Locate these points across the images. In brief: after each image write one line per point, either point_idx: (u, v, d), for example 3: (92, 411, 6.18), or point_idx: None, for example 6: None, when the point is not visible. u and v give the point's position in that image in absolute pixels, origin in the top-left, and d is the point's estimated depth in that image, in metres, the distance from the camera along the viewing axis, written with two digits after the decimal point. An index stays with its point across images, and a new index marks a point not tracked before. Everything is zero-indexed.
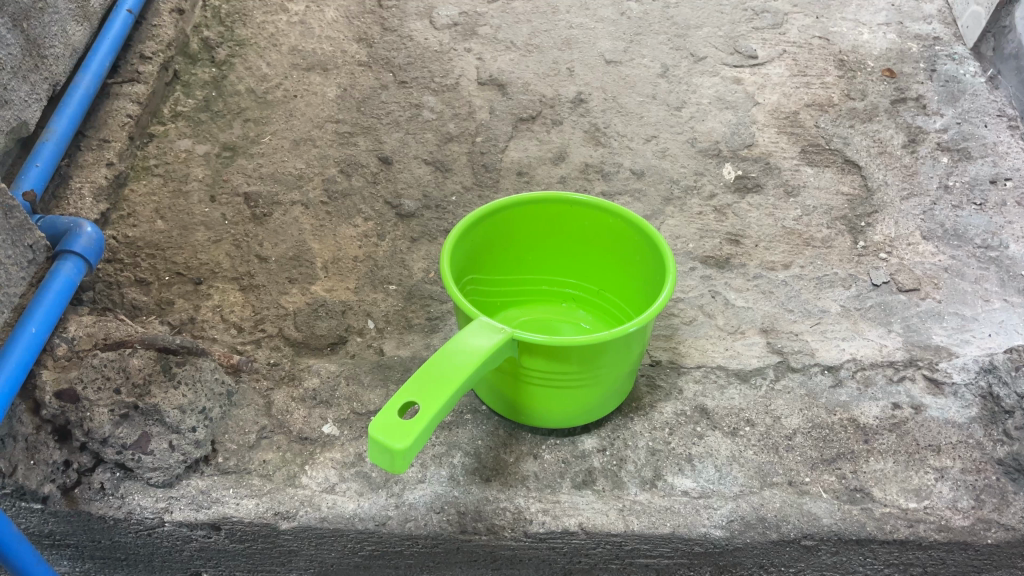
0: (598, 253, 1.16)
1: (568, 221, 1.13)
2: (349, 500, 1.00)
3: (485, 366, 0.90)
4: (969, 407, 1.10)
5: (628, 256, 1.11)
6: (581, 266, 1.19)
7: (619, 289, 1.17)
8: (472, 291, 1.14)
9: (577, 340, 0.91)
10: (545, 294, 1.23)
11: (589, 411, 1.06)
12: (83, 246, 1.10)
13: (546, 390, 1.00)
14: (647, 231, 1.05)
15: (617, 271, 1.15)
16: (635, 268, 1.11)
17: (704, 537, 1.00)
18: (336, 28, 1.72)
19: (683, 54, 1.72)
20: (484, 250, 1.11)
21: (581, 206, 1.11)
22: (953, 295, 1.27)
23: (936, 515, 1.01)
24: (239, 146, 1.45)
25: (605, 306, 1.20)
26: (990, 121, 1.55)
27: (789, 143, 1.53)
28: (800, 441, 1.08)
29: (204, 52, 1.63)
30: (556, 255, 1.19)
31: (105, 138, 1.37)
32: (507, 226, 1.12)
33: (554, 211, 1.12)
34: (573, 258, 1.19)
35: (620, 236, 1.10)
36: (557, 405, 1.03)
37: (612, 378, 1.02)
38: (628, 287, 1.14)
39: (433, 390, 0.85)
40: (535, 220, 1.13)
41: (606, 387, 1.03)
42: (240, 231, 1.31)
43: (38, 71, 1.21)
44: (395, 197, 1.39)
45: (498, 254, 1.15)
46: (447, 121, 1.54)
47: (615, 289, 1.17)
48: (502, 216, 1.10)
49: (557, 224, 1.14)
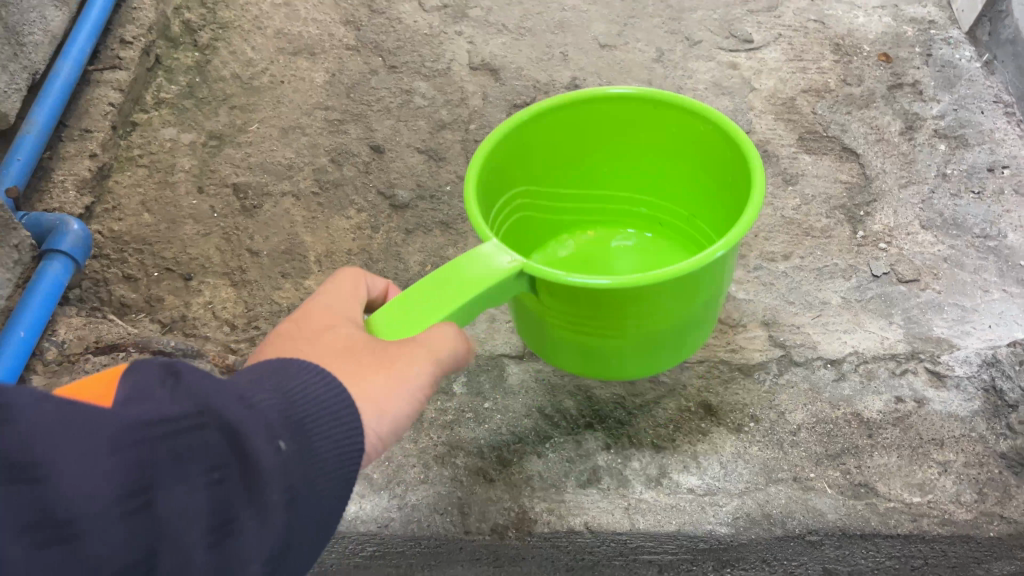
0: (697, 185, 1.08)
1: (644, 125, 1.06)
2: (350, 502, 1.03)
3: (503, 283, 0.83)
4: (972, 401, 1.11)
5: (713, 168, 1.02)
6: (649, 181, 1.14)
7: (694, 208, 1.12)
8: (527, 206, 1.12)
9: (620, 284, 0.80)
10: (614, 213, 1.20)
11: (635, 368, 0.98)
12: (70, 245, 1.08)
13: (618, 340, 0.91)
14: (750, 155, 0.92)
15: (693, 184, 1.09)
16: (716, 178, 1.03)
17: (710, 535, 1.00)
18: (322, 10, 1.66)
19: (678, 38, 1.68)
20: (548, 151, 1.07)
21: (677, 109, 1.01)
22: (952, 286, 1.26)
23: (939, 509, 1.02)
24: (225, 135, 1.41)
25: (676, 225, 1.17)
26: (986, 107, 1.54)
27: (786, 131, 1.51)
28: (804, 437, 1.08)
29: (186, 36, 1.57)
30: (626, 168, 1.14)
31: (87, 128, 1.35)
32: (591, 120, 1.06)
33: (631, 113, 1.05)
34: (642, 173, 1.14)
35: (703, 142, 1.01)
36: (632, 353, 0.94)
37: (666, 335, 0.92)
38: (709, 206, 1.08)
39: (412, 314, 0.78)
40: (608, 122, 1.07)
41: (660, 341, 0.94)
42: (230, 224, 1.28)
43: (17, 61, 1.21)
44: (388, 187, 1.35)
45: (561, 161, 1.10)
46: (439, 108, 1.49)
47: (687, 207, 1.13)
48: (562, 117, 1.05)
49: (654, 133, 1.07)
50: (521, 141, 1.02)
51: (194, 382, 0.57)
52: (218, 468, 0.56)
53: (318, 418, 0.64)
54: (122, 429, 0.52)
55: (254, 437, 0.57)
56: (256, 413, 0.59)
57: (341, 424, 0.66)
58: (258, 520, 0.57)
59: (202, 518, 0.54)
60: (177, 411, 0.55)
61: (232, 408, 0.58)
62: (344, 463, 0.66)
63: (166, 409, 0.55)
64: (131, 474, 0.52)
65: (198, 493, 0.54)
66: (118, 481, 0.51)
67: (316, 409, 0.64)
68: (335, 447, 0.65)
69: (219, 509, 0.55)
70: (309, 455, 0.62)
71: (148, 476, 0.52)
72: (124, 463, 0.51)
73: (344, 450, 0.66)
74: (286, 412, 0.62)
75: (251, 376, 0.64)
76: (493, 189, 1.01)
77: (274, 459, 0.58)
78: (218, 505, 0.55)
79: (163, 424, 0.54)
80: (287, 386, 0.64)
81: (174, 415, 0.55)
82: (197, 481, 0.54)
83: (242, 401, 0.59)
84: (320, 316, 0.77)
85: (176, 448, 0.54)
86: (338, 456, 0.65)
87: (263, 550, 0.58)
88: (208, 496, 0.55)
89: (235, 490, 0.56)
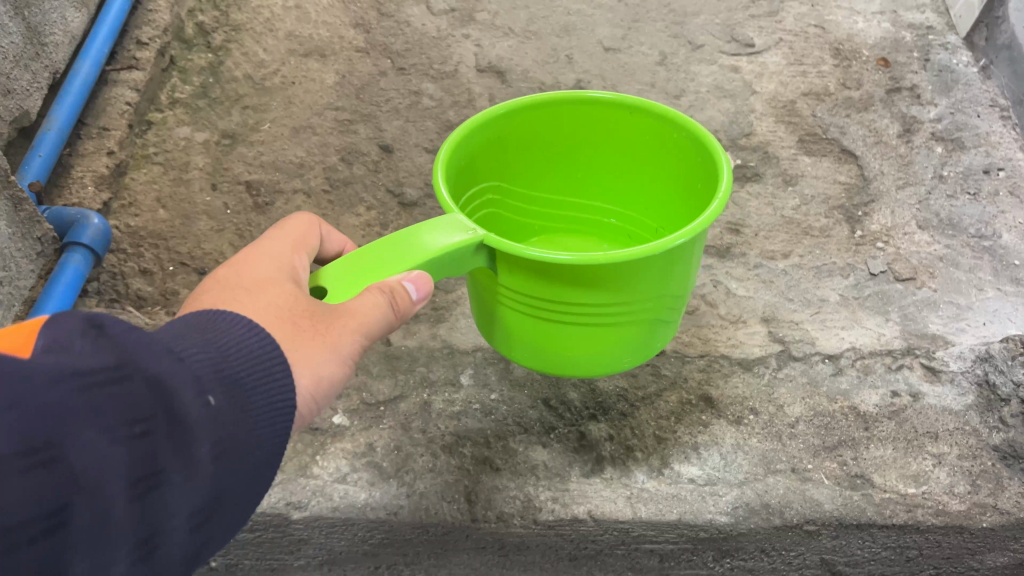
0: (668, 192, 1.07)
1: (620, 129, 1.06)
2: (360, 491, 1.04)
3: (454, 258, 0.81)
4: (965, 395, 1.14)
5: (687, 174, 1.01)
6: (622, 190, 1.13)
7: (664, 217, 1.10)
8: (496, 202, 1.10)
9: (577, 259, 0.78)
10: (586, 222, 1.19)
11: (602, 364, 0.96)
12: (90, 238, 1.14)
13: (570, 328, 0.89)
14: (716, 151, 0.92)
15: (666, 191, 1.08)
16: (688, 186, 1.02)
17: (710, 524, 1.02)
18: (332, 13, 1.69)
19: (681, 42, 1.72)
20: (520, 147, 1.06)
21: (645, 114, 1.01)
22: (948, 285, 1.29)
23: (933, 499, 1.05)
24: (238, 134, 1.44)
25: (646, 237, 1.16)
26: (983, 111, 1.58)
27: (786, 133, 1.54)
28: (803, 429, 1.11)
29: (200, 38, 1.61)
30: (599, 175, 1.13)
31: (105, 126, 1.39)
32: (567, 122, 1.06)
33: (606, 117, 1.05)
34: (616, 180, 1.12)
35: (679, 149, 1.01)
36: (586, 344, 0.92)
37: (615, 329, 0.90)
38: (681, 216, 1.06)
39: (356, 283, 0.80)
40: (584, 124, 1.06)
41: (615, 336, 0.92)
42: (242, 221, 1.31)
43: (39, 60, 1.25)
44: (396, 185, 1.38)
45: (536, 161, 1.09)
46: (447, 109, 1.53)
47: (657, 217, 1.12)
48: (539, 116, 1.04)
49: (624, 139, 1.07)
50: (496, 133, 1.01)
51: (113, 332, 0.56)
52: (138, 422, 0.53)
53: (245, 378, 0.62)
54: (28, 379, 0.49)
55: (180, 390, 0.56)
56: (185, 366, 0.58)
57: (275, 382, 0.65)
58: (184, 477, 0.56)
59: (125, 473, 0.52)
60: (98, 363, 0.53)
61: (157, 362, 0.56)
62: (278, 423, 0.65)
63: (85, 361, 0.53)
64: (39, 428, 0.49)
65: (122, 447, 0.52)
66: (25, 433, 0.48)
67: (249, 366, 0.63)
68: (269, 404, 0.64)
69: (141, 465, 0.53)
70: (240, 411, 0.61)
71: (64, 430, 0.50)
72: (36, 411, 0.49)
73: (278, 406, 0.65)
74: (219, 367, 0.61)
75: (179, 329, 0.63)
76: (458, 184, 0.99)
77: (202, 413, 0.57)
78: (140, 462, 0.53)
79: (74, 374, 0.51)
80: (225, 339, 0.63)
81: (94, 367, 0.53)
82: (120, 436, 0.52)
83: (169, 353, 0.58)
84: (260, 264, 0.78)
85: (91, 398, 0.52)
86: (274, 412, 0.64)
87: (187, 505, 0.56)
88: (129, 451, 0.52)
89: (160, 443, 0.54)
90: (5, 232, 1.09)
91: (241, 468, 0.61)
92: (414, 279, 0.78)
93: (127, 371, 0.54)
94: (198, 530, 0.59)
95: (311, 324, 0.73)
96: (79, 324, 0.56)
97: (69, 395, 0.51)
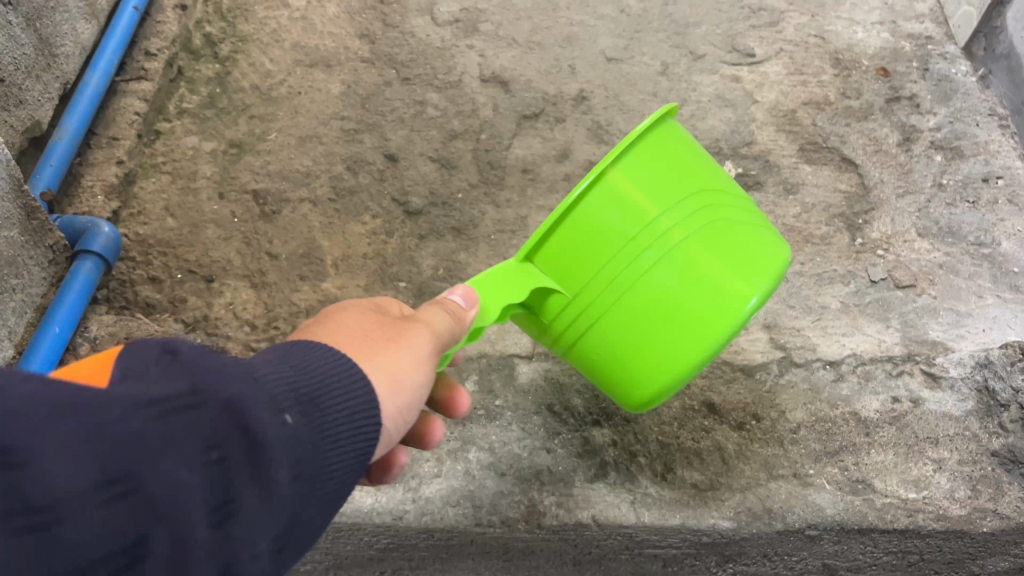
0: None
1: None
2: (366, 495, 1.05)
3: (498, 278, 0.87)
4: (966, 400, 1.17)
5: None
6: None
7: None
8: None
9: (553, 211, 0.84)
10: None
11: (711, 321, 0.87)
12: (101, 246, 1.16)
13: (636, 292, 0.86)
14: None
15: None
16: None
17: (713, 528, 1.05)
18: (338, 24, 1.67)
19: (682, 52, 1.71)
20: None
21: None
22: (947, 291, 1.31)
23: (934, 505, 1.09)
24: (245, 143, 1.46)
25: None
26: (981, 120, 1.60)
27: (787, 141, 1.55)
28: (804, 435, 1.13)
29: (207, 48, 1.61)
30: None
31: (114, 136, 1.43)
32: None
33: None
34: None
35: None
36: (668, 314, 0.86)
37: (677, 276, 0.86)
38: None
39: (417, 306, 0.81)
40: None
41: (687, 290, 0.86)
42: (249, 229, 1.35)
43: (50, 70, 1.27)
44: (402, 195, 1.41)
45: None
46: (451, 118, 1.54)
47: None
48: None
49: None
50: None
51: (185, 360, 0.56)
52: (214, 448, 0.53)
53: (321, 394, 0.62)
54: (104, 409, 0.50)
55: (259, 411, 0.56)
56: (262, 387, 0.58)
57: (355, 400, 0.65)
58: (263, 502, 0.55)
59: (204, 499, 0.52)
60: (173, 391, 0.54)
61: (234, 386, 0.56)
62: (358, 442, 0.64)
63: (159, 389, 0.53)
64: (112, 457, 0.49)
65: (198, 473, 0.52)
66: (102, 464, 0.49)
67: (326, 384, 0.63)
68: (347, 421, 0.63)
69: (219, 489, 0.53)
70: (317, 430, 0.60)
71: (141, 459, 0.50)
72: (112, 443, 0.49)
73: (352, 425, 0.64)
74: (294, 386, 0.60)
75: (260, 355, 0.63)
76: None
77: (281, 431, 0.56)
78: (217, 487, 0.53)
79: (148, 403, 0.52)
80: (297, 356, 0.64)
81: (168, 395, 0.53)
82: (194, 463, 0.52)
83: (247, 375, 0.58)
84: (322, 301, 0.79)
85: (169, 423, 0.52)
86: (356, 433, 0.64)
87: (265, 532, 0.56)
88: (207, 476, 0.53)
89: (238, 467, 0.54)
90: (19, 239, 1.10)
91: (318, 492, 0.60)
92: (462, 292, 0.81)
93: (201, 398, 0.54)
94: (278, 556, 0.59)
95: (385, 337, 0.72)
96: (156, 353, 0.57)
97: (144, 424, 0.51)
